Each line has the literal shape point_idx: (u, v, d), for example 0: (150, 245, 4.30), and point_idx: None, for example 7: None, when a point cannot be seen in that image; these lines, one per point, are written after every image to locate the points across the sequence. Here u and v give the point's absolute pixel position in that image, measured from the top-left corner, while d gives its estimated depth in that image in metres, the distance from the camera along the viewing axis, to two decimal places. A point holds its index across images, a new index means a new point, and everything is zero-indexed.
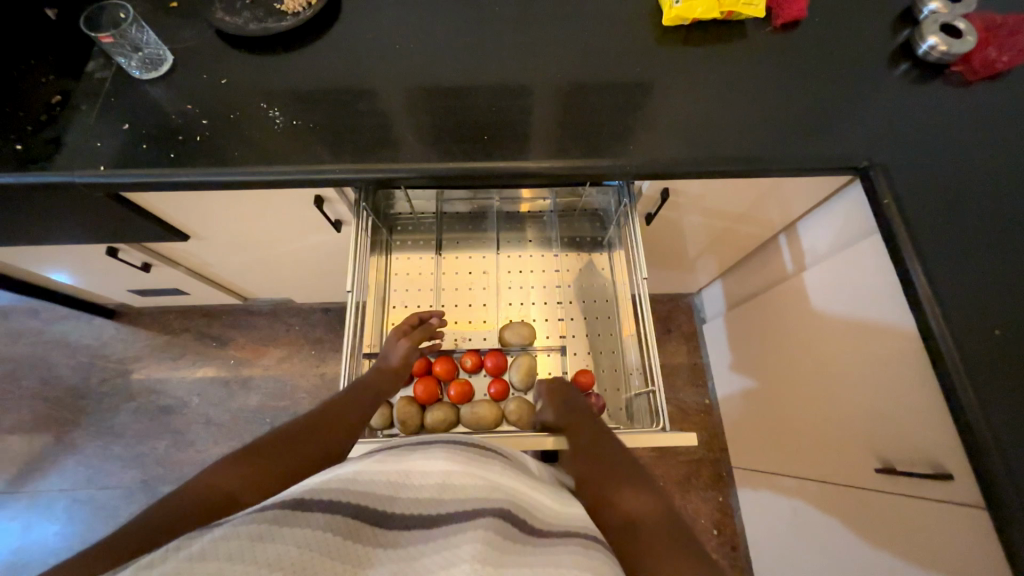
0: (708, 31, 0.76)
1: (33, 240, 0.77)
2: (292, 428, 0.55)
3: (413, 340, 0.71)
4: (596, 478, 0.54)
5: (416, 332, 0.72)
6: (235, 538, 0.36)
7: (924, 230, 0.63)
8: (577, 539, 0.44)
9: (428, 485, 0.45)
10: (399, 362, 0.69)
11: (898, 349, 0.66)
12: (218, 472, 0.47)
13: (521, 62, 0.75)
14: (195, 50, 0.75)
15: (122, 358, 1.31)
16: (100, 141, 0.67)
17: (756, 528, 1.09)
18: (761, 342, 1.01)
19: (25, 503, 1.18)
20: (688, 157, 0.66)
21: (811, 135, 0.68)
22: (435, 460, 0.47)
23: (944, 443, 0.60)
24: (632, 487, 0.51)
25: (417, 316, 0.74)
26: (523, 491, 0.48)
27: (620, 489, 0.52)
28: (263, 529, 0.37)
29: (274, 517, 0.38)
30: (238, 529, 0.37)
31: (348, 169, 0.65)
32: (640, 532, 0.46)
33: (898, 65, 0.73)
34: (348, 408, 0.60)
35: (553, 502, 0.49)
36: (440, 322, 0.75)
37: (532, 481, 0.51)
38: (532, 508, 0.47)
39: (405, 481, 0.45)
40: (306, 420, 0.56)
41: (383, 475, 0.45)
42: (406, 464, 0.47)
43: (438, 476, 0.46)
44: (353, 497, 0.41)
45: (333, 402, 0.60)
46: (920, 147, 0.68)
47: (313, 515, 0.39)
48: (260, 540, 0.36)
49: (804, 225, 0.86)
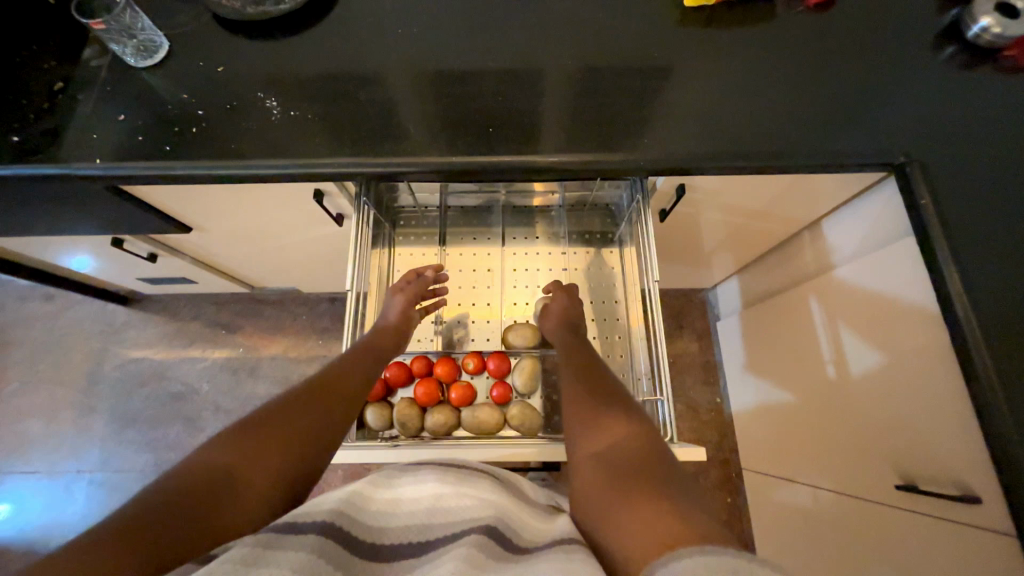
0: (733, 12, 0.70)
1: (37, 231, 0.77)
2: (291, 394, 0.54)
3: (409, 296, 0.71)
4: (579, 423, 0.54)
5: (412, 287, 0.72)
6: (228, 561, 0.35)
7: (964, 234, 0.58)
8: (570, 547, 0.41)
9: (419, 510, 0.45)
10: (396, 317, 0.68)
11: (928, 359, 0.61)
12: (224, 453, 0.46)
13: (530, 47, 0.71)
14: (191, 36, 0.72)
15: (135, 343, 1.33)
16: (96, 132, 0.65)
17: (764, 531, 1.07)
18: (777, 344, 0.97)
19: (46, 482, 1.22)
20: (708, 152, 0.62)
21: (843, 128, 0.63)
22: (424, 485, 0.48)
23: (973, 464, 0.57)
24: (610, 429, 0.51)
25: (414, 272, 0.74)
26: (516, 512, 0.48)
27: (597, 430, 0.52)
28: (254, 553, 0.36)
29: (264, 542, 0.37)
30: (231, 553, 0.36)
31: (347, 162, 0.63)
32: (609, 474, 0.46)
33: (944, 49, 0.67)
34: (355, 379, 0.59)
35: (548, 523, 0.48)
36: (435, 274, 0.75)
37: (525, 504, 0.51)
38: (527, 529, 0.46)
39: (395, 508, 0.45)
40: (308, 387, 0.55)
41: (372, 502, 0.45)
42: (395, 493, 0.47)
43: (428, 501, 0.46)
44: (343, 520, 0.41)
45: (329, 370, 0.58)
46: (964, 142, 0.62)
47: (305, 537, 0.39)
48: (252, 565, 0.35)
49: (829, 223, 0.81)
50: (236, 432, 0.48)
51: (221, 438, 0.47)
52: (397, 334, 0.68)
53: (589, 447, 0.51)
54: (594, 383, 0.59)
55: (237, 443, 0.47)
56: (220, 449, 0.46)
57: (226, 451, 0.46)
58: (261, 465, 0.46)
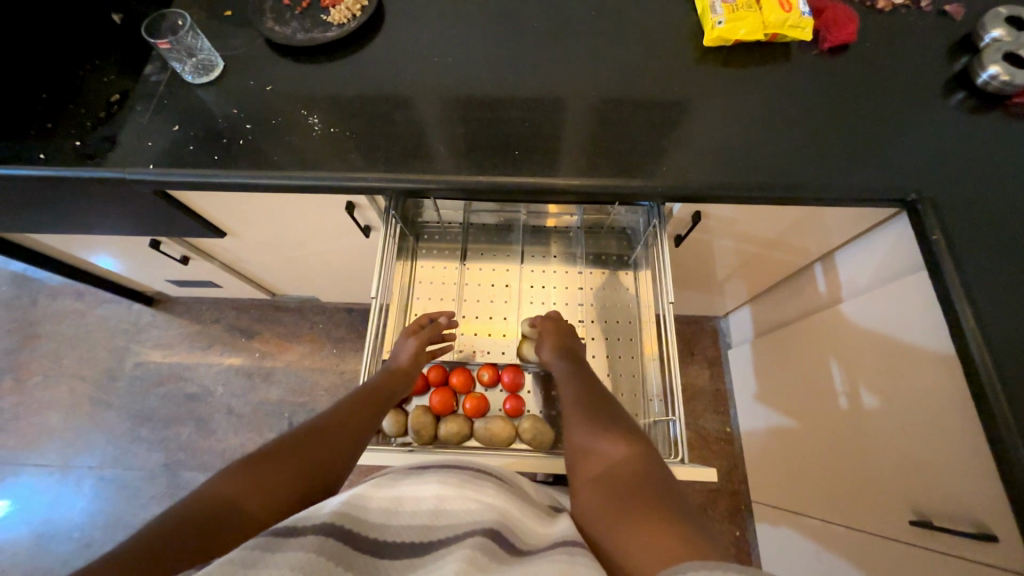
0: (750, 53, 0.74)
1: (83, 229, 0.81)
2: (302, 431, 0.55)
3: (421, 339, 0.71)
4: (577, 445, 0.57)
5: (426, 331, 0.72)
6: (227, 563, 0.37)
7: (976, 270, 0.59)
8: (562, 547, 0.44)
9: (421, 511, 0.46)
10: (408, 361, 0.68)
11: (944, 393, 0.61)
12: (230, 483, 0.47)
13: (556, 78, 0.75)
14: (244, 58, 0.78)
15: (155, 344, 1.37)
16: (150, 140, 0.70)
17: (774, 568, 1.04)
18: (789, 374, 0.97)
19: (57, 476, 1.23)
20: (723, 181, 0.65)
21: (855, 164, 0.65)
22: (427, 485, 0.48)
23: (990, 502, 0.56)
24: (606, 448, 0.54)
25: (427, 318, 0.74)
26: (515, 517, 0.48)
27: (593, 451, 0.54)
28: (255, 555, 0.38)
29: (263, 544, 0.39)
30: (232, 554, 0.38)
31: (380, 177, 0.67)
32: (608, 493, 0.49)
33: (954, 94, 0.69)
34: (361, 417, 0.59)
35: (545, 528, 0.49)
36: (449, 321, 0.74)
37: (527, 508, 0.51)
38: (522, 534, 0.47)
39: (397, 507, 0.46)
40: (316, 424, 0.56)
41: (375, 500, 0.46)
42: (399, 491, 0.48)
43: (430, 502, 0.46)
44: (343, 520, 0.42)
45: (339, 410, 0.59)
46: (974, 182, 0.64)
47: (304, 538, 0.40)
48: (251, 567, 0.37)
49: (841, 255, 0.82)
50: (248, 461, 0.50)
51: (228, 468, 0.49)
52: (407, 376, 0.68)
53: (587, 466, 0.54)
54: (589, 404, 0.61)
55: (243, 473, 0.48)
56: (225, 479, 0.48)
57: (231, 481, 0.47)
58: (265, 493, 0.48)
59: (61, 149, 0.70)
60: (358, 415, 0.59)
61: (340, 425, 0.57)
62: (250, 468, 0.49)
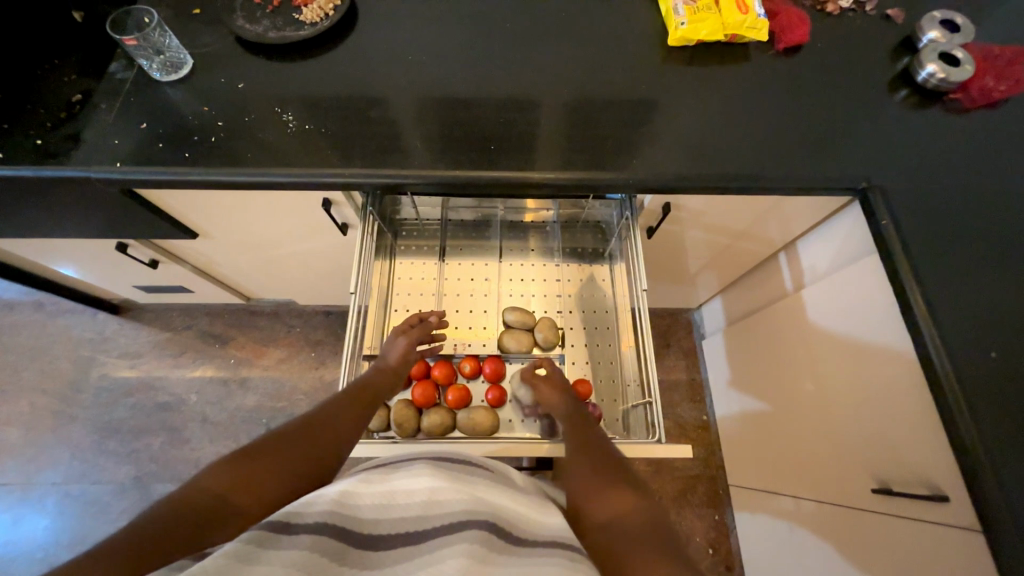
0: (712, 52, 0.78)
1: (45, 232, 0.79)
2: (291, 428, 0.54)
3: (411, 338, 0.71)
4: (581, 487, 0.54)
5: (415, 330, 0.72)
6: (221, 557, 0.36)
7: (920, 251, 0.63)
8: (563, 551, 0.44)
9: (414, 504, 0.46)
10: (397, 360, 0.68)
11: (897, 368, 0.66)
12: (218, 479, 0.47)
13: (529, 76, 0.77)
14: (214, 56, 0.77)
15: (123, 353, 1.31)
16: (116, 138, 0.69)
17: (751, 548, 1.08)
18: (759, 360, 1.01)
19: (17, 495, 1.17)
20: (690, 173, 0.68)
21: (811, 156, 0.69)
22: (419, 478, 0.49)
23: (939, 465, 0.60)
24: (614, 498, 0.51)
25: (417, 317, 0.74)
26: (508, 507, 0.49)
27: (600, 496, 0.52)
28: (249, 550, 0.38)
29: (257, 539, 0.38)
30: (225, 549, 0.37)
31: (357, 173, 0.67)
32: (616, 544, 0.46)
33: (898, 90, 0.75)
34: (351, 415, 0.59)
35: (537, 513, 0.50)
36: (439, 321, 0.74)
37: (516, 493, 0.52)
38: (515, 521, 0.48)
39: (390, 501, 0.46)
40: (304, 422, 0.55)
41: (367, 496, 0.46)
42: (390, 485, 0.48)
43: (423, 495, 0.47)
44: (336, 517, 0.42)
45: (329, 406, 0.58)
46: (917, 171, 0.69)
47: (298, 536, 0.40)
48: (246, 563, 0.37)
49: (802, 243, 0.87)
50: (237, 457, 0.49)
51: (216, 464, 0.48)
52: (395, 376, 0.68)
53: (592, 513, 0.51)
54: (596, 450, 0.59)
55: (232, 470, 0.47)
56: (213, 475, 0.47)
57: (220, 478, 0.47)
58: (255, 490, 0.47)
59: (20, 148, 0.68)
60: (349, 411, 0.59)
61: (328, 424, 0.56)
62: (239, 465, 0.48)
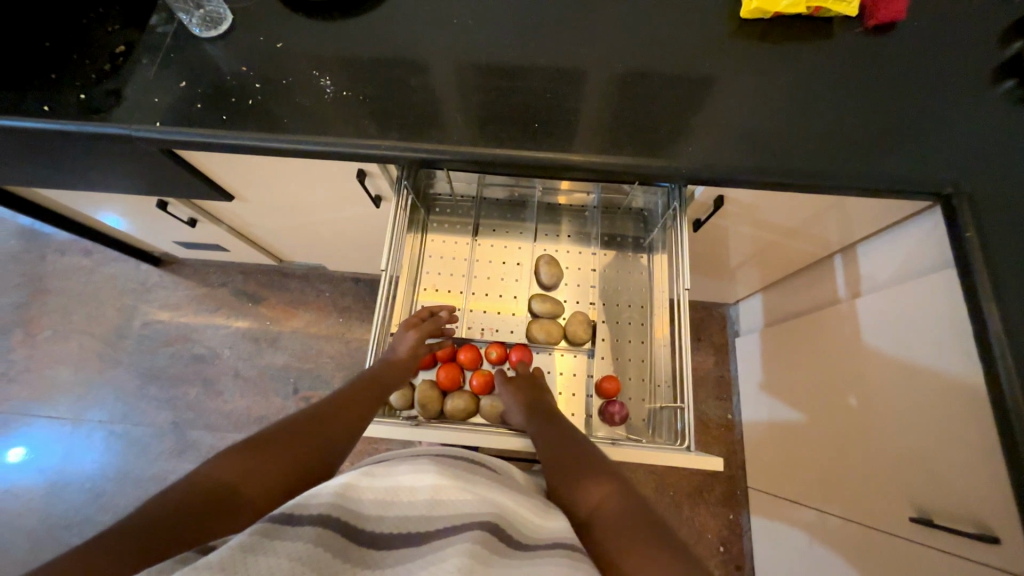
0: (790, 27, 0.70)
1: (90, 184, 0.80)
2: (298, 420, 0.55)
3: (422, 332, 0.69)
4: (564, 482, 0.54)
5: (426, 325, 0.70)
6: (227, 549, 0.36)
7: (1010, 270, 0.56)
8: (561, 548, 0.43)
9: (416, 502, 0.46)
10: (406, 354, 0.67)
11: (958, 399, 0.60)
12: (226, 469, 0.47)
13: (581, 46, 0.71)
14: (254, 11, 0.74)
15: (163, 304, 1.37)
16: (156, 96, 0.68)
17: (766, 552, 1.06)
18: (798, 365, 0.96)
19: (69, 429, 1.27)
20: (750, 166, 0.62)
21: (892, 154, 0.62)
22: (422, 476, 0.48)
23: (997, 503, 0.56)
24: (595, 488, 0.52)
25: (428, 311, 0.72)
26: (512, 508, 0.48)
27: (585, 489, 0.52)
28: (254, 541, 0.37)
29: (263, 531, 0.38)
30: (233, 542, 0.37)
31: (393, 145, 0.64)
32: (602, 537, 0.47)
33: (1003, 82, 0.65)
34: (357, 406, 0.59)
35: (539, 516, 0.48)
36: (450, 317, 0.73)
37: (520, 497, 0.51)
38: (519, 522, 0.47)
39: (393, 497, 0.46)
40: (309, 415, 0.56)
41: (370, 492, 0.46)
42: (393, 481, 0.48)
43: (425, 493, 0.46)
44: (340, 511, 0.42)
45: (337, 398, 0.59)
46: (1015, 178, 0.61)
47: (302, 528, 0.39)
48: (252, 553, 0.36)
49: (864, 248, 0.80)
50: (245, 446, 0.50)
51: (224, 454, 0.49)
52: (404, 369, 0.67)
53: (572, 510, 0.52)
54: (573, 440, 0.59)
55: (240, 459, 0.48)
56: (222, 465, 0.48)
57: (228, 466, 0.47)
58: (264, 481, 0.48)
59: (65, 101, 0.68)
60: (356, 402, 0.59)
61: (337, 417, 0.56)
62: (247, 454, 0.49)
